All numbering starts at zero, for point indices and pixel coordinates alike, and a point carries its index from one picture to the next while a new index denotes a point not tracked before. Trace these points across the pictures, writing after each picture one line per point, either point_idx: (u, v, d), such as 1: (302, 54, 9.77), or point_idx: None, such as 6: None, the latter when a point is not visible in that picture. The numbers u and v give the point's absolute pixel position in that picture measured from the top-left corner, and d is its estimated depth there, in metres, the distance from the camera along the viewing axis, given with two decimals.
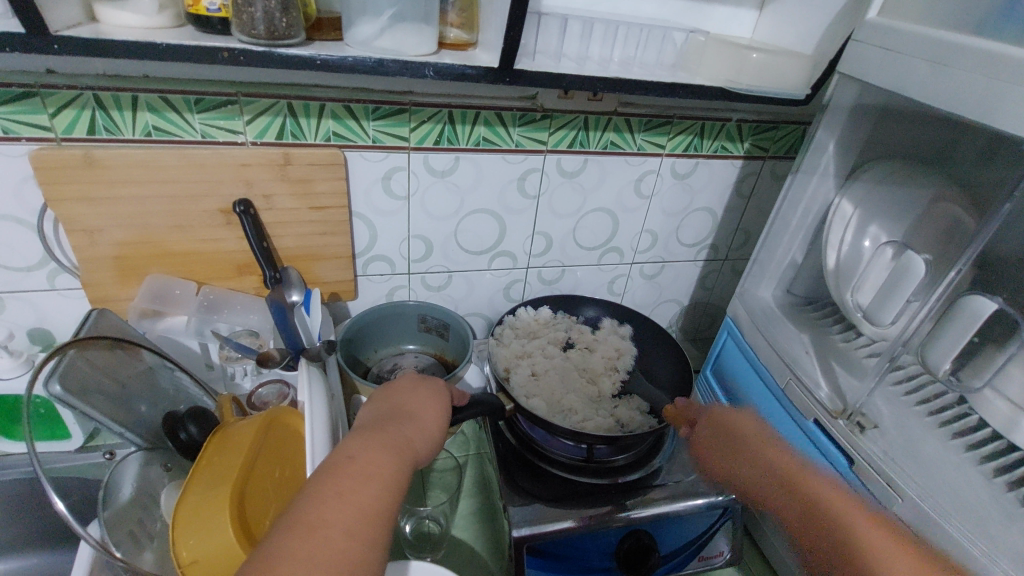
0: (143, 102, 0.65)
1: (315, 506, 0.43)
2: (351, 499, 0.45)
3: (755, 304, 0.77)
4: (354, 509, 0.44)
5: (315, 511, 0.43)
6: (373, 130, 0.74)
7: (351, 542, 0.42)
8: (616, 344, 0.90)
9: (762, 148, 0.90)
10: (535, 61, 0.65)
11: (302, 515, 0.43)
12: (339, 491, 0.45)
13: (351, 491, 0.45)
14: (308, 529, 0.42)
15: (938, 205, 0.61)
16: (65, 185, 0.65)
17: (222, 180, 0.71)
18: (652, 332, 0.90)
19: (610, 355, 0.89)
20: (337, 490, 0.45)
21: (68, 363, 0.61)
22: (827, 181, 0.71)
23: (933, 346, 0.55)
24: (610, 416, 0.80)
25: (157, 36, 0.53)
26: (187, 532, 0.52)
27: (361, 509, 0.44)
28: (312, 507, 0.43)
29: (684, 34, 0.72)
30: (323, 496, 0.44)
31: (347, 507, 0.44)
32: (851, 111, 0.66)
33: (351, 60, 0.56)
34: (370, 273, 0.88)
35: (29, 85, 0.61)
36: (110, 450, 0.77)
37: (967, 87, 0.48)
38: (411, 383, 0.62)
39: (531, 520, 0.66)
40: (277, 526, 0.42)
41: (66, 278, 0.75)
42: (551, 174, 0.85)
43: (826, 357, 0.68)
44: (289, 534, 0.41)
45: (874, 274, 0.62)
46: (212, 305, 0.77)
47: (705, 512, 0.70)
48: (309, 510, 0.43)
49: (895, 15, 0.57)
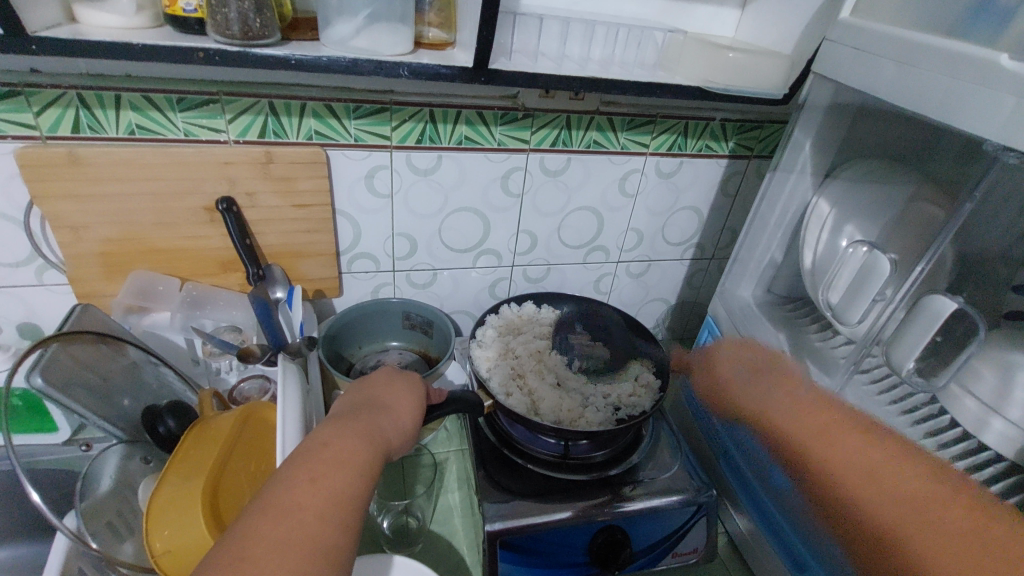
0: (125, 101, 0.66)
1: (288, 490, 0.44)
2: (322, 484, 0.46)
3: (734, 302, 0.79)
4: (327, 493, 0.45)
5: (287, 495, 0.44)
6: (354, 129, 0.75)
7: (323, 526, 0.43)
8: (543, 328, 0.90)
9: (746, 147, 0.91)
10: (512, 60, 0.65)
11: (274, 498, 0.44)
12: (313, 476, 0.46)
13: (323, 477, 0.46)
14: (281, 512, 0.43)
15: (915, 204, 0.61)
16: (51, 182, 0.67)
17: (205, 178, 0.72)
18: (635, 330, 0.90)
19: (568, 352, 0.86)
20: (309, 476, 0.46)
21: (50, 357, 0.62)
22: (805, 180, 0.70)
23: (898, 345, 0.56)
24: (604, 409, 0.78)
25: (133, 36, 0.54)
26: (161, 523, 0.54)
27: (333, 494, 0.45)
28: (285, 491, 0.44)
29: (663, 33, 0.72)
30: (295, 481, 0.45)
31: (319, 492, 0.45)
32: (829, 110, 0.66)
33: (326, 60, 0.57)
34: (355, 270, 0.89)
35: (13, 84, 0.62)
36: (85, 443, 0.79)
37: (932, 87, 0.48)
38: (384, 377, 0.62)
39: (505, 515, 0.67)
40: (250, 509, 0.43)
41: (54, 274, 0.76)
42: (534, 172, 0.85)
43: (800, 355, 0.69)
44: (261, 516, 0.42)
45: (847, 272, 0.62)
46: (195, 301, 0.78)
47: (681, 509, 0.71)
48: (280, 494, 0.44)
49: (868, 14, 0.57)
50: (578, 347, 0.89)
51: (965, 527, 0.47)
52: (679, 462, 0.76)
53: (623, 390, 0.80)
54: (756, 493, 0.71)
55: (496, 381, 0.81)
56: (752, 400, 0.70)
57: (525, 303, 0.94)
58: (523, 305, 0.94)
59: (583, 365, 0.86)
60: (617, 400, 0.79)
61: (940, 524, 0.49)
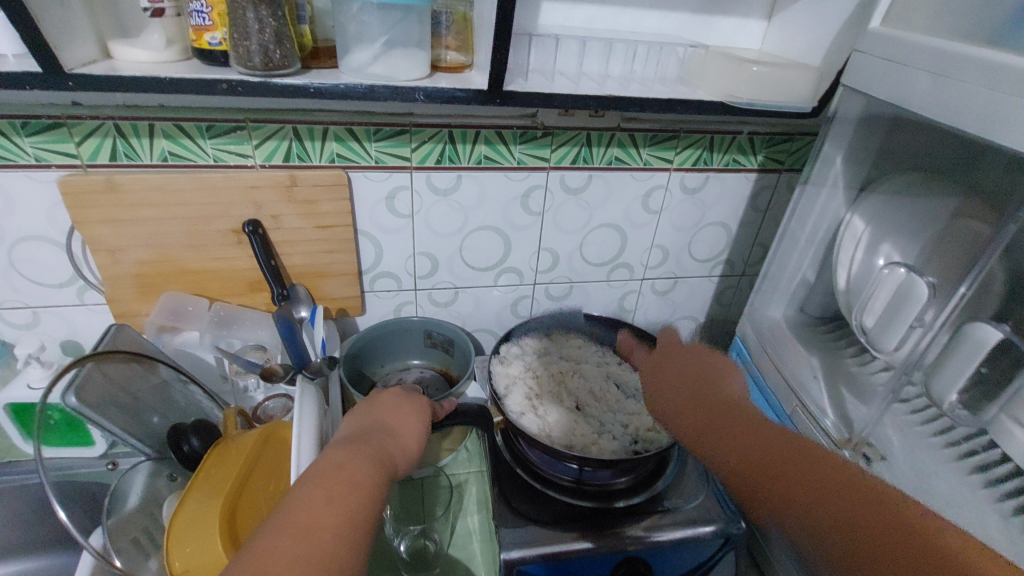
0: (159, 130, 0.69)
1: (306, 511, 0.45)
2: (339, 505, 0.46)
3: (763, 323, 0.75)
4: (343, 514, 0.45)
5: (306, 515, 0.44)
6: (375, 151, 0.76)
7: (339, 546, 0.43)
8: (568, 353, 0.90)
9: (776, 161, 0.88)
10: (529, 80, 0.65)
11: (293, 518, 0.44)
12: (330, 497, 0.46)
13: (339, 498, 0.46)
14: (301, 532, 0.43)
15: (958, 221, 0.56)
16: (90, 208, 0.70)
17: (233, 202, 0.74)
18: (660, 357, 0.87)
19: (592, 378, 0.85)
20: (325, 496, 0.46)
21: (84, 375, 0.64)
22: (837, 194, 0.67)
23: (937, 376, 0.53)
24: (625, 435, 0.77)
25: (162, 70, 0.56)
26: (181, 542, 0.54)
27: (349, 515, 0.46)
28: (304, 512, 0.44)
29: (685, 48, 0.71)
30: (313, 501, 0.45)
31: (335, 513, 0.45)
32: (861, 122, 0.63)
33: (344, 86, 0.58)
34: (377, 289, 0.90)
35: (57, 117, 0.66)
36: (112, 461, 0.81)
37: (969, 97, 0.45)
38: (394, 399, 0.61)
39: (522, 542, 0.65)
40: (266, 530, 0.43)
41: (93, 294, 0.80)
42: (554, 191, 0.85)
43: (835, 382, 0.65)
44: (279, 534, 0.43)
45: (883, 294, 0.58)
46: (223, 321, 0.81)
47: (708, 541, 0.68)
48: (298, 514, 0.44)
49: (898, 22, 0.54)
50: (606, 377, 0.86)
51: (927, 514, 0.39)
52: (706, 490, 0.73)
53: (643, 421, 0.78)
54: None
55: (511, 400, 0.80)
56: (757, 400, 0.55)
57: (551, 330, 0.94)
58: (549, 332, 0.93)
59: (609, 390, 0.84)
60: (636, 427, 0.77)
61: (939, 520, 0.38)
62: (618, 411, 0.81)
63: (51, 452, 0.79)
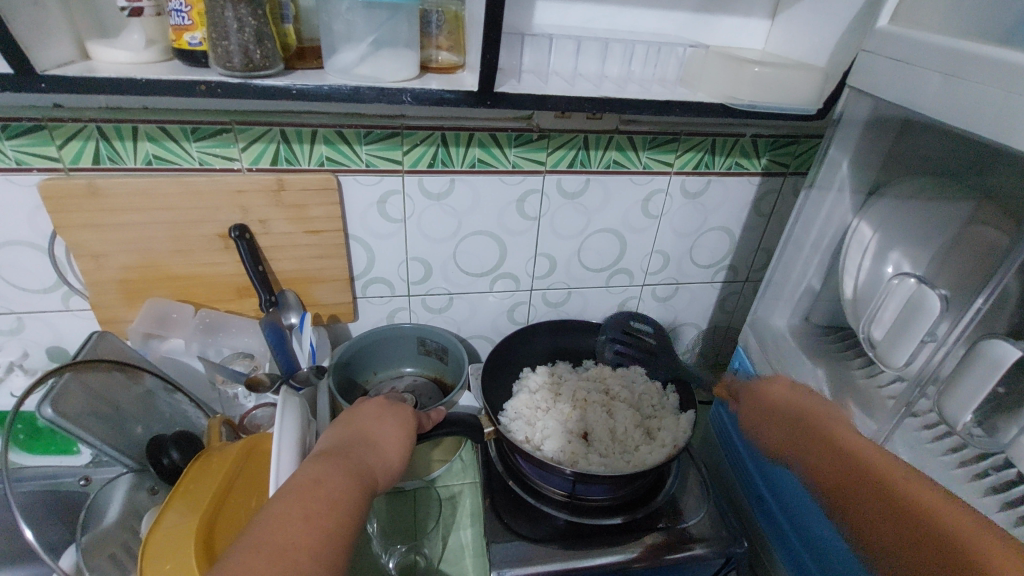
0: (142, 132, 0.67)
1: (280, 528, 0.42)
2: (317, 523, 0.44)
3: (767, 331, 0.72)
4: (320, 532, 0.43)
5: (281, 533, 0.42)
6: (366, 155, 0.74)
7: (317, 567, 0.41)
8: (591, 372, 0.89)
9: (781, 164, 0.85)
10: (522, 81, 0.63)
11: (266, 536, 0.42)
12: (306, 514, 0.44)
13: (318, 515, 0.44)
14: (274, 551, 0.41)
15: (972, 228, 0.53)
16: (73, 213, 0.68)
17: (220, 207, 0.72)
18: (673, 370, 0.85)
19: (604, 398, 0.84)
20: (303, 514, 0.44)
21: (62, 386, 0.62)
22: (843, 200, 0.64)
23: (951, 394, 0.50)
24: (623, 461, 0.75)
25: (141, 71, 0.54)
26: (155, 563, 0.52)
27: (327, 533, 0.44)
28: (278, 529, 0.42)
29: (685, 49, 0.68)
30: (289, 519, 0.43)
31: (313, 530, 0.43)
32: (868, 125, 0.60)
33: (327, 88, 0.55)
34: (369, 295, 0.88)
35: (38, 119, 0.64)
36: (85, 476, 0.76)
37: (985, 101, 0.42)
38: (376, 409, 0.59)
39: (514, 561, 0.63)
40: (238, 546, 0.41)
41: (78, 300, 0.78)
42: (551, 195, 0.82)
43: (842, 397, 0.62)
44: (252, 555, 0.40)
45: (893, 305, 0.55)
46: (209, 327, 0.79)
47: (710, 561, 0.66)
48: (272, 531, 0.42)
49: (909, 21, 0.51)
50: (642, 395, 0.84)
51: (942, 503, 0.44)
52: (707, 506, 0.70)
53: (645, 452, 0.75)
54: (791, 542, 0.65)
55: (510, 408, 0.82)
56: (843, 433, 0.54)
57: (562, 344, 0.93)
58: (561, 346, 0.93)
59: (616, 407, 0.82)
60: (639, 455, 0.75)
61: (954, 513, 0.43)
62: (643, 429, 0.79)
63: (20, 459, 0.78)
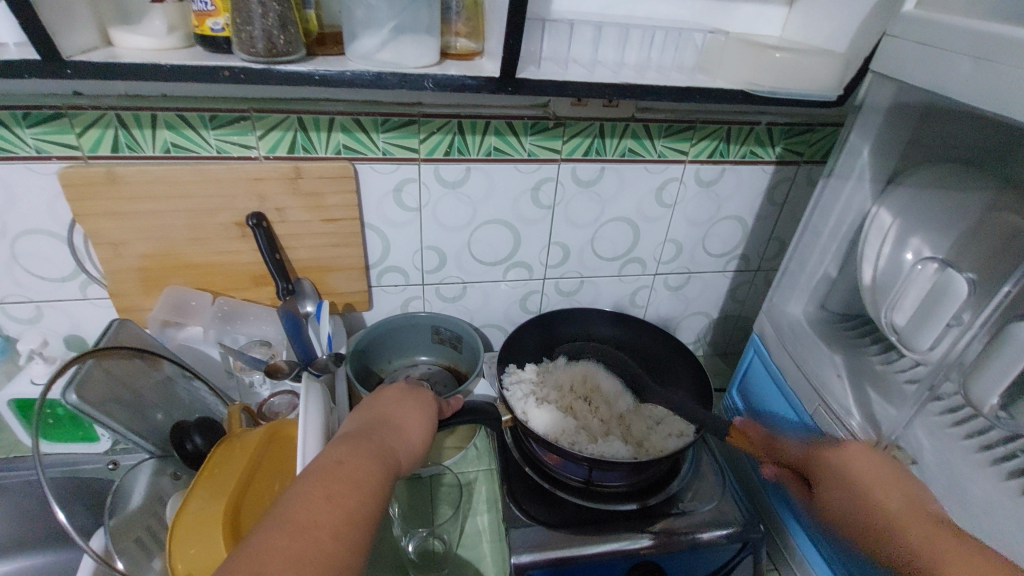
0: (161, 120, 0.67)
1: (305, 506, 0.43)
2: (340, 503, 0.44)
3: (782, 319, 0.72)
4: (342, 512, 0.44)
5: (306, 511, 0.43)
6: (383, 143, 0.74)
7: (339, 545, 0.42)
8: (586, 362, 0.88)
9: (796, 153, 0.85)
10: (542, 68, 0.63)
11: (291, 512, 0.42)
12: (329, 493, 0.44)
13: (340, 495, 0.45)
14: (298, 527, 0.41)
15: (992, 216, 0.54)
16: (92, 202, 0.68)
17: (238, 195, 0.72)
18: (687, 358, 0.85)
19: (603, 388, 0.84)
20: (325, 493, 0.44)
21: (86, 371, 0.63)
22: (863, 187, 0.64)
23: (978, 377, 0.51)
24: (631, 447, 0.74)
25: (164, 57, 0.54)
26: (184, 542, 0.53)
27: (348, 512, 0.44)
28: (303, 507, 0.43)
29: (703, 34, 0.68)
30: (313, 498, 0.44)
31: (336, 510, 0.44)
32: (889, 111, 0.60)
33: (350, 74, 0.55)
34: (384, 283, 0.88)
35: (57, 107, 0.64)
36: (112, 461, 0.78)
37: (1016, 84, 0.42)
38: (396, 394, 0.60)
39: (532, 546, 0.64)
40: (265, 523, 0.42)
41: (96, 288, 0.79)
42: (565, 183, 0.82)
43: (859, 381, 0.62)
44: (277, 532, 0.41)
45: (914, 291, 0.57)
46: (227, 316, 0.79)
47: (725, 546, 0.67)
48: (296, 508, 0.43)
49: (934, 6, 0.51)
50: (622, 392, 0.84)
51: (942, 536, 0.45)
52: (722, 493, 0.71)
53: (654, 440, 0.74)
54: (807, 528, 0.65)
55: (515, 394, 0.80)
56: (872, 480, 0.51)
57: (566, 334, 0.92)
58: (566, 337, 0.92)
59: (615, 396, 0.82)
60: (647, 445, 0.74)
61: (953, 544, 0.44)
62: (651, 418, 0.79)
63: (49, 448, 0.77)
